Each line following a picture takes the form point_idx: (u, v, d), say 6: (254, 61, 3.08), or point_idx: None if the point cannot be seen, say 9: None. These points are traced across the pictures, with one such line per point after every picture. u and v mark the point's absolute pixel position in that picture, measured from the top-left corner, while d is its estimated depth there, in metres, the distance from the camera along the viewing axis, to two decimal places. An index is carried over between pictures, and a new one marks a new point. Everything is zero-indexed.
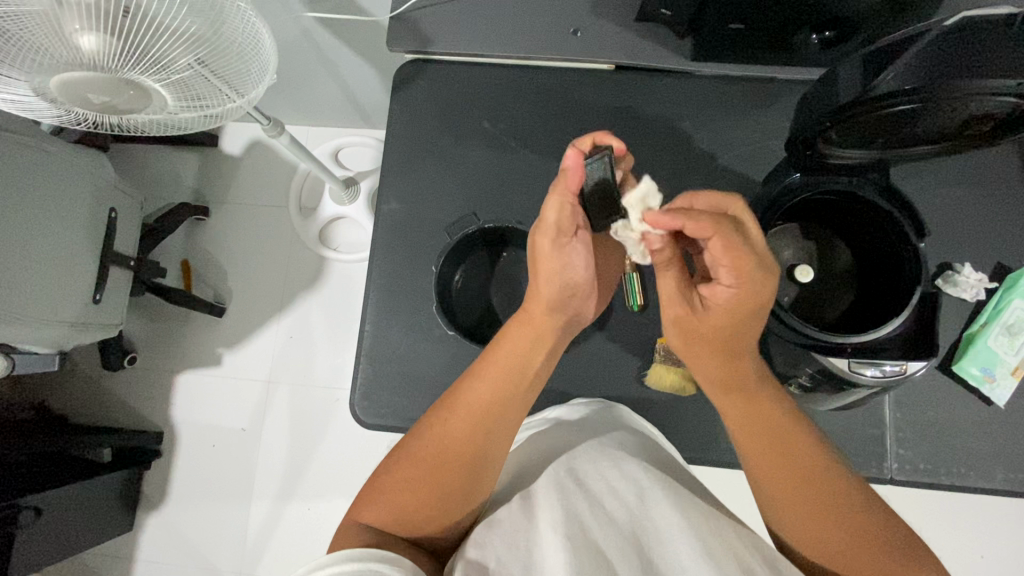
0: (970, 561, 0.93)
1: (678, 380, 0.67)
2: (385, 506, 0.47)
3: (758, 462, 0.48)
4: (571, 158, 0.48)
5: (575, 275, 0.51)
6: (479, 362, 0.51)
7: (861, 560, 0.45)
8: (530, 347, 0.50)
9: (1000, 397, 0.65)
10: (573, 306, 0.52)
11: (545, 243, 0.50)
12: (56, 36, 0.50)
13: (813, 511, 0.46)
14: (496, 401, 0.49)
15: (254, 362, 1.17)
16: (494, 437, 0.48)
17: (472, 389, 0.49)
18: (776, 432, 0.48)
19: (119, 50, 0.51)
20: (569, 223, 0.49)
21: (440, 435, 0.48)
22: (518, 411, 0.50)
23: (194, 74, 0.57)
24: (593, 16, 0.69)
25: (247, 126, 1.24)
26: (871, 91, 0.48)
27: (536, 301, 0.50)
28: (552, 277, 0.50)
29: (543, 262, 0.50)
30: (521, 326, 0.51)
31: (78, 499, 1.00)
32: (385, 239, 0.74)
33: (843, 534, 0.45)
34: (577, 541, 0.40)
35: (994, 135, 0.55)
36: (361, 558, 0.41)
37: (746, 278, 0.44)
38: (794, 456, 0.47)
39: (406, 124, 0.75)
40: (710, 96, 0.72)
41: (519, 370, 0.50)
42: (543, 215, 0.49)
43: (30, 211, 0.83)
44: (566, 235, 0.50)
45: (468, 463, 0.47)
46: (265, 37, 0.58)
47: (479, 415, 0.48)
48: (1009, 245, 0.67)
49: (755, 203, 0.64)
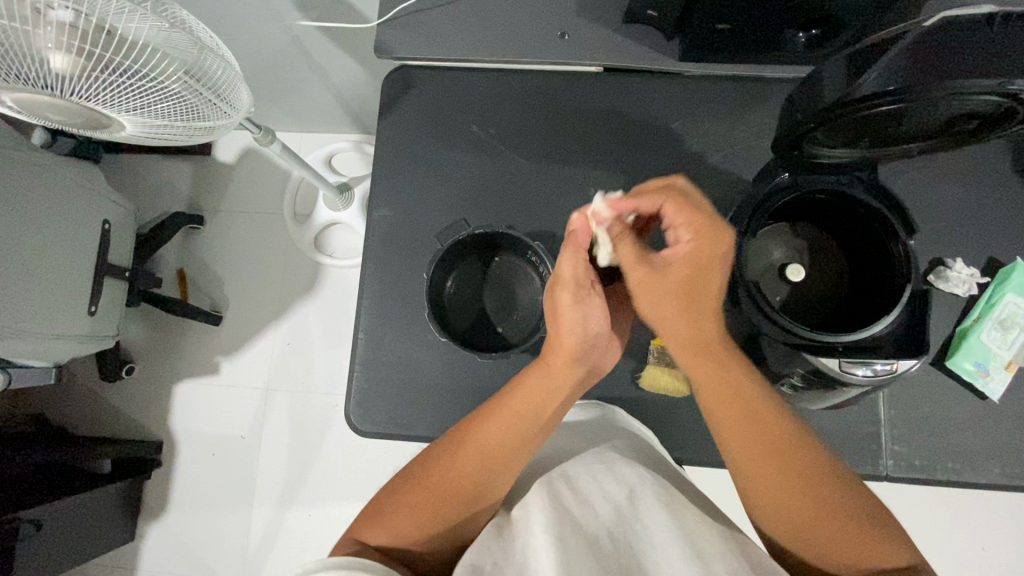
0: (969, 555, 0.93)
1: (669, 381, 0.68)
2: (382, 528, 0.47)
3: (731, 428, 0.49)
4: (578, 220, 0.55)
5: (592, 329, 0.54)
6: (494, 402, 0.52)
7: (836, 535, 0.44)
8: (548, 396, 0.52)
9: (995, 391, 0.65)
10: (589, 357, 0.55)
11: (566, 297, 0.53)
12: (27, 52, 0.50)
13: (789, 483, 0.46)
14: (510, 444, 0.50)
15: (252, 369, 1.17)
16: (504, 473, 0.49)
17: (484, 429, 0.50)
18: (743, 401, 0.49)
19: (86, 71, 0.52)
20: (585, 278, 0.54)
21: (448, 467, 0.49)
22: (529, 452, 0.51)
23: (161, 105, 0.58)
24: (580, 18, 0.68)
25: (239, 134, 1.24)
26: (855, 92, 0.48)
27: (558, 352, 0.53)
28: (574, 328, 0.53)
29: (564, 316, 0.54)
30: (540, 374, 0.53)
31: (78, 510, 0.99)
32: (377, 246, 0.74)
33: (824, 510, 0.45)
34: (568, 540, 0.41)
35: (979, 133, 0.55)
36: (352, 566, 0.41)
37: (703, 234, 0.49)
38: (761, 424, 0.48)
39: (397, 131, 0.75)
40: (698, 97, 0.72)
41: (536, 415, 0.51)
42: (560, 270, 0.54)
43: (24, 224, 0.83)
44: (583, 288, 0.54)
45: (473, 494, 0.48)
46: (239, 80, 0.61)
47: (490, 455, 0.49)
48: (1000, 239, 0.67)
49: (744, 201, 0.63)
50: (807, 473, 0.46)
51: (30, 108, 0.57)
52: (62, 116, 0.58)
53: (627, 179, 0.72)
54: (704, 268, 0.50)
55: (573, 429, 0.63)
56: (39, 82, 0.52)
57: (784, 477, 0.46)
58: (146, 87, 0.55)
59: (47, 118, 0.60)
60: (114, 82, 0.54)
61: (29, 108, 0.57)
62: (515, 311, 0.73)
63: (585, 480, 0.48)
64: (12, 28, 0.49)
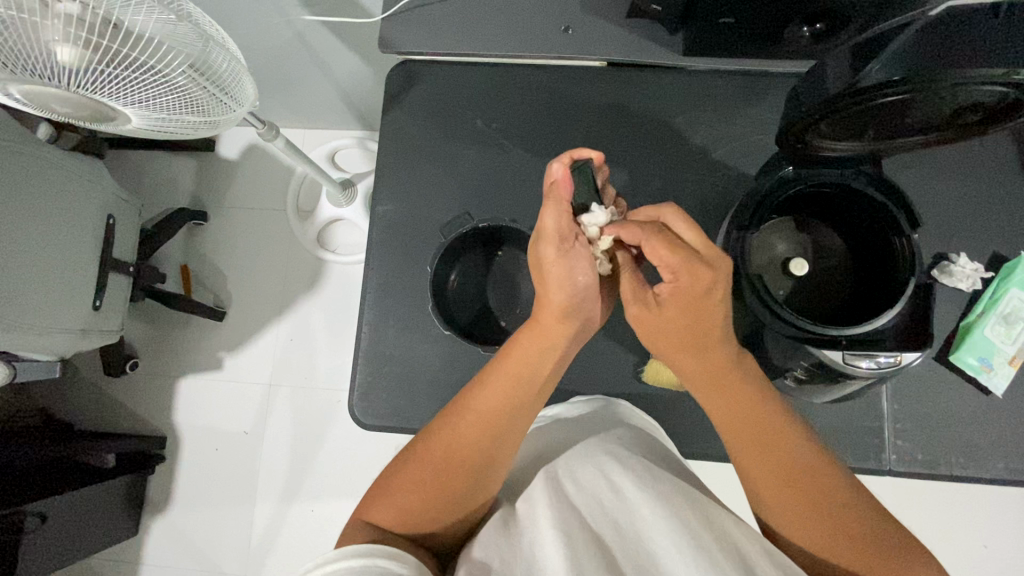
0: (972, 553, 0.93)
1: (671, 376, 0.67)
2: (389, 507, 0.47)
3: (743, 452, 0.50)
4: (560, 170, 0.52)
5: (581, 282, 0.52)
6: (487, 370, 0.52)
7: (844, 552, 0.45)
8: (541, 356, 0.51)
9: (998, 386, 0.65)
10: (582, 311, 0.53)
11: (550, 250, 0.51)
12: (34, 44, 0.50)
13: (802, 503, 0.47)
14: (508, 407, 0.49)
15: (254, 363, 1.17)
16: (505, 438, 0.49)
17: (480, 396, 0.50)
18: (756, 422, 0.50)
19: (93, 64, 0.52)
20: (569, 230, 0.51)
21: (450, 439, 0.49)
22: (528, 413, 0.51)
23: (167, 97, 0.58)
24: (583, 12, 0.68)
25: (243, 130, 1.24)
26: (859, 83, 0.48)
27: (548, 309, 0.52)
28: (562, 283, 0.51)
29: (550, 269, 0.51)
30: (531, 335, 0.52)
31: (84, 504, 1.00)
32: (381, 241, 0.74)
33: (832, 525, 0.46)
34: (575, 538, 0.41)
35: (985, 125, 0.55)
36: (368, 554, 0.41)
37: (681, 275, 0.48)
38: (780, 443, 0.49)
39: (400, 126, 0.76)
40: (703, 91, 0.72)
41: (529, 376, 0.50)
42: (543, 223, 0.51)
43: (30, 218, 0.83)
44: (567, 240, 0.52)
45: (476, 465, 0.48)
46: (244, 74, 0.61)
47: (489, 421, 0.49)
48: (1004, 234, 0.67)
49: (749, 194, 0.62)
50: (819, 493, 0.47)
51: (37, 100, 0.57)
52: (66, 107, 0.58)
53: (630, 174, 0.72)
54: (695, 308, 0.49)
55: (575, 418, 0.63)
56: (47, 75, 0.52)
57: (802, 492, 0.47)
58: (151, 78, 0.55)
59: (54, 110, 0.60)
60: (119, 74, 0.54)
61: (33, 99, 0.57)
62: (518, 306, 0.74)
63: (587, 472, 0.48)
64: (19, 19, 0.49)
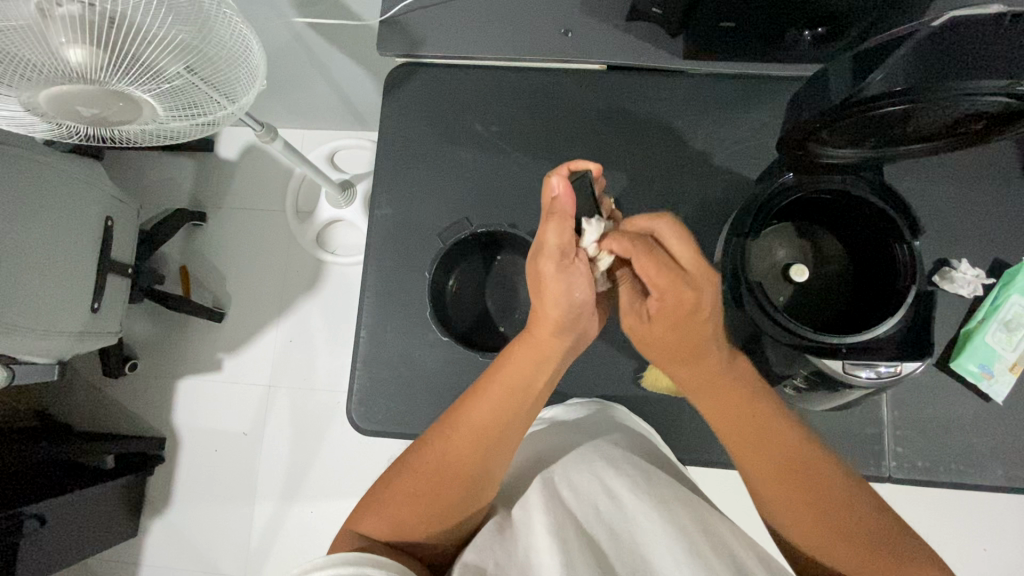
0: (971, 558, 0.93)
1: (670, 381, 0.68)
2: (381, 518, 0.47)
3: (744, 452, 0.50)
4: (559, 184, 0.51)
5: (576, 301, 0.52)
6: (482, 382, 0.52)
7: (846, 549, 0.45)
8: (535, 368, 0.52)
9: (999, 393, 0.64)
10: (576, 327, 0.54)
11: (550, 267, 0.51)
12: (45, 51, 0.50)
13: (806, 499, 0.47)
14: (502, 420, 0.49)
15: (253, 365, 1.17)
16: (500, 450, 0.49)
17: (473, 408, 0.50)
18: (754, 422, 0.51)
19: (106, 62, 0.51)
20: (571, 248, 0.51)
21: (444, 450, 0.49)
22: (519, 425, 0.51)
23: (183, 83, 0.57)
24: (583, 15, 0.68)
25: (242, 130, 1.24)
26: (860, 95, 0.47)
27: (543, 324, 0.52)
28: (557, 301, 0.51)
29: (548, 286, 0.51)
30: (525, 347, 0.52)
31: (81, 505, 1.00)
32: (379, 245, 0.74)
33: (835, 520, 0.46)
34: (570, 544, 0.40)
35: (986, 132, 0.55)
36: (357, 562, 0.41)
37: (668, 295, 0.50)
38: (779, 442, 0.50)
39: (398, 128, 0.75)
40: (703, 96, 0.72)
41: (524, 390, 0.51)
42: (544, 240, 0.51)
43: (27, 220, 0.83)
44: (568, 258, 0.51)
45: (467, 480, 0.48)
46: (254, 43, 0.58)
47: (482, 433, 0.49)
48: (1006, 239, 0.67)
49: (748, 202, 0.62)
50: (820, 490, 0.47)
51: (64, 112, 0.58)
52: (81, 113, 0.58)
53: (630, 178, 0.72)
54: (682, 326, 0.51)
55: (572, 422, 0.63)
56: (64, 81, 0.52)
57: (806, 488, 0.47)
58: (166, 65, 0.54)
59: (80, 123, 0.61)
60: (131, 68, 0.53)
61: (48, 108, 0.57)
62: (516, 310, 0.74)
63: (585, 477, 0.48)
64: (24, 22, 0.48)
